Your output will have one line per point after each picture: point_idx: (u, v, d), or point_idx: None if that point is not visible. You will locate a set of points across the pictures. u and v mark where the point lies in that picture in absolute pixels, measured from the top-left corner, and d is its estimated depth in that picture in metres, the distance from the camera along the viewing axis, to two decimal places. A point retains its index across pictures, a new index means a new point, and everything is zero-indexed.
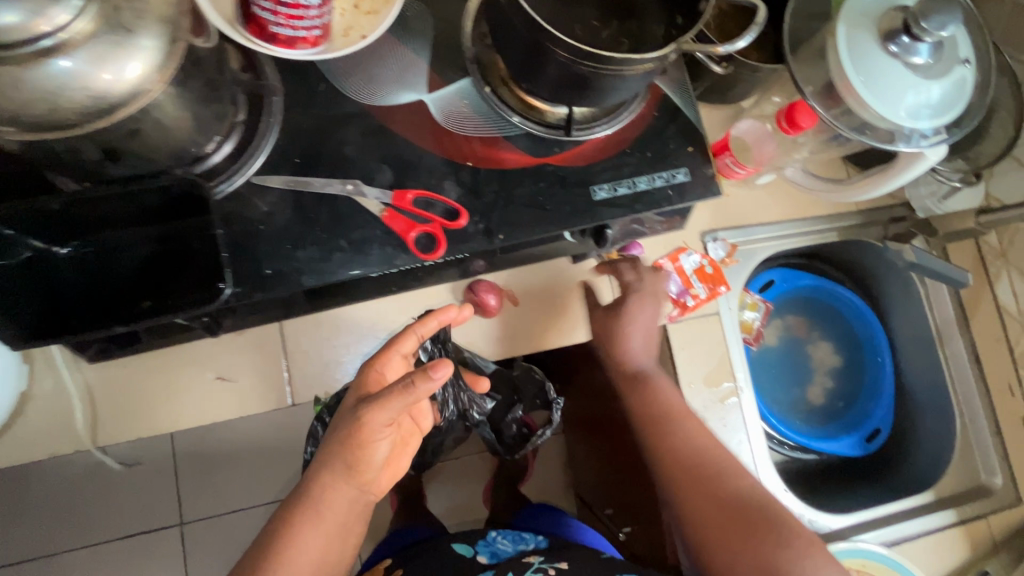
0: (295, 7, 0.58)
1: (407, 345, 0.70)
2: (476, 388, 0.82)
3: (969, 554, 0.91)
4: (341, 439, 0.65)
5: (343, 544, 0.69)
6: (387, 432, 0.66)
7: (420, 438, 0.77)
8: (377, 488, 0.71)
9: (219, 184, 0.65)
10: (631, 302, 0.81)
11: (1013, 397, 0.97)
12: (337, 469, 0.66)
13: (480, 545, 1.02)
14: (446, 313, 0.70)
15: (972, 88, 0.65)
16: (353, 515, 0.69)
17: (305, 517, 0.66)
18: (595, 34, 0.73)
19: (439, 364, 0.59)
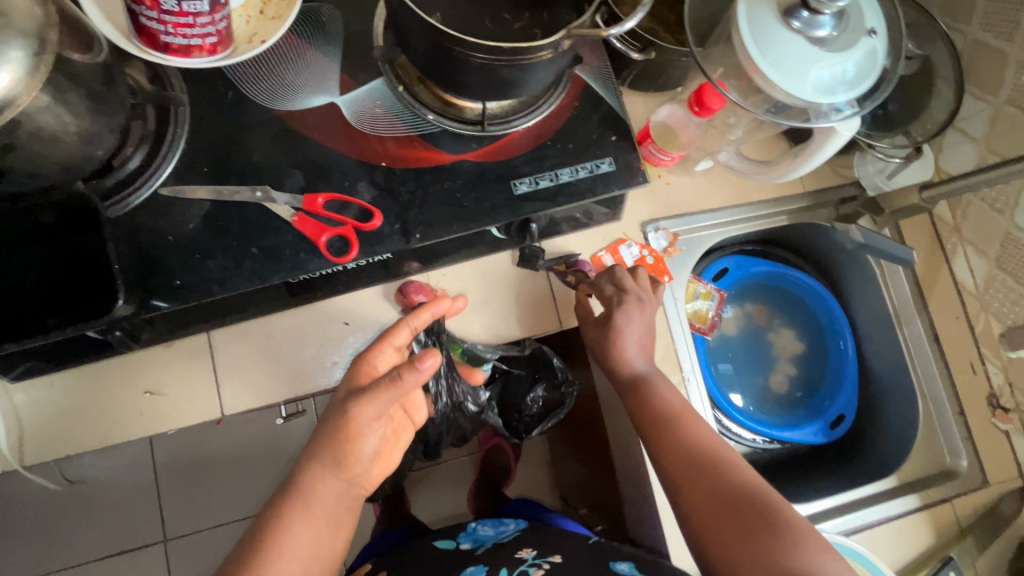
0: (181, 16, 0.57)
1: (399, 337, 0.69)
2: (472, 379, 0.90)
3: (934, 540, 0.88)
4: (329, 433, 0.61)
5: (331, 543, 0.63)
6: (377, 424, 0.62)
7: (412, 432, 0.73)
8: (367, 482, 0.67)
9: (127, 195, 0.64)
10: (618, 315, 0.78)
11: (975, 375, 0.95)
12: (326, 463, 0.62)
13: (461, 534, 0.97)
14: (438, 304, 0.69)
15: (884, 57, 0.63)
16: (342, 511, 0.64)
17: (292, 512, 0.61)
18: (508, 26, 0.72)
19: (426, 354, 0.60)
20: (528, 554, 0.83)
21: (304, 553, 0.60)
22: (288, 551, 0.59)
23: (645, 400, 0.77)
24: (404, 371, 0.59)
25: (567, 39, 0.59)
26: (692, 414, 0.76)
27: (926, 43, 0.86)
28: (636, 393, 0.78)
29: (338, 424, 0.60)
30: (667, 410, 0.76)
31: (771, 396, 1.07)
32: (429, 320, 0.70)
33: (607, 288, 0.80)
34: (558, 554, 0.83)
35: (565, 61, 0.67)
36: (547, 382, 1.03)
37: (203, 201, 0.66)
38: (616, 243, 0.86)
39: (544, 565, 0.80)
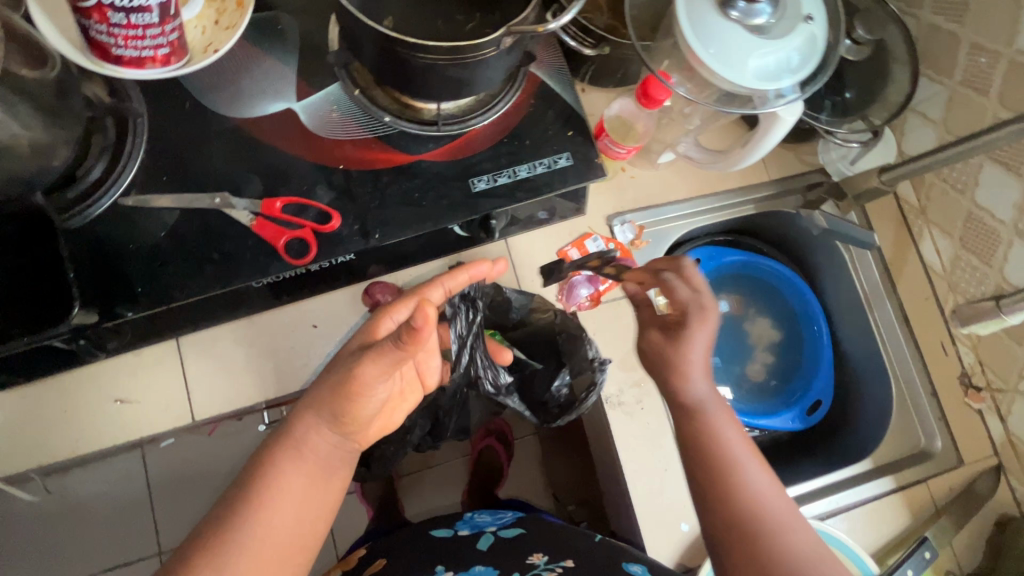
0: (130, 28, 0.58)
1: (435, 295, 0.67)
2: (498, 359, 0.79)
3: (909, 521, 0.88)
4: (332, 386, 0.56)
5: (325, 493, 0.57)
6: (385, 384, 0.58)
7: (420, 396, 0.69)
8: (363, 438, 0.61)
9: (88, 206, 0.65)
10: (692, 321, 0.58)
11: (946, 356, 0.95)
12: (322, 414, 0.57)
13: (458, 524, 0.90)
14: (477, 267, 0.68)
15: (823, 42, 0.66)
16: (336, 462, 0.59)
17: (284, 457, 0.55)
18: (459, 27, 0.73)
19: (417, 311, 0.50)
20: (539, 559, 0.76)
21: (299, 500, 0.55)
22: (281, 497, 0.54)
23: (699, 447, 0.57)
24: (410, 339, 0.52)
25: (508, 36, 0.59)
26: (747, 466, 0.56)
27: (879, 27, 0.86)
28: (689, 430, 0.58)
29: (342, 379, 0.56)
30: (724, 459, 0.56)
31: (746, 384, 1.08)
32: (465, 284, 0.69)
33: (681, 288, 0.60)
34: (571, 559, 0.76)
35: (517, 58, 0.67)
36: (574, 367, 0.84)
37: (166, 210, 0.67)
38: (582, 237, 0.86)
39: (556, 570, 0.73)
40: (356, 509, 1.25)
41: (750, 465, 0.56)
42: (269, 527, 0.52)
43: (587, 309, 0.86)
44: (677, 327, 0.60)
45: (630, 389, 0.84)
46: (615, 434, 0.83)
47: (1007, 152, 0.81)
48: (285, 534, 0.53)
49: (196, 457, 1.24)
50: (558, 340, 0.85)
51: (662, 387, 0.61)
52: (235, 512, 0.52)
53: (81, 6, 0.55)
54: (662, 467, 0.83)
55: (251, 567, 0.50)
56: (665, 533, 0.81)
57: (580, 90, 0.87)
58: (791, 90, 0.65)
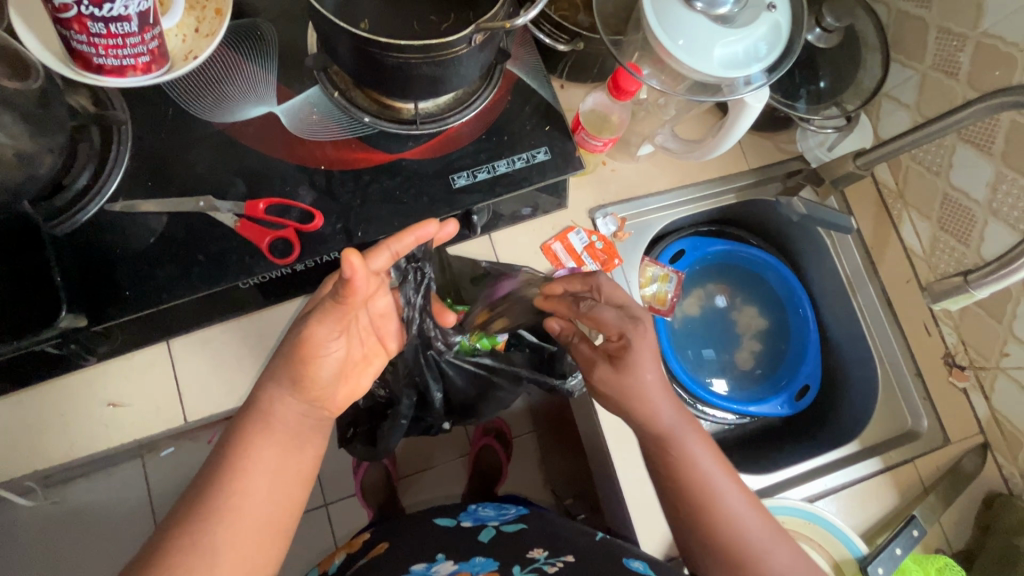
0: (110, 38, 0.59)
1: (379, 263, 0.58)
2: (441, 320, 0.75)
3: (898, 500, 0.89)
4: (285, 352, 0.58)
5: (300, 462, 0.59)
6: (338, 344, 0.59)
7: (385, 361, 0.68)
8: (332, 405, 0.62)
9: (74, 214, 0.67)
10: (632, 346, 0.63)
11: (929, 336, 0.96)
12: (282, 383, 0.58)
13: (462, 515, 0.91)
14: (425, 228, 0.58)
15: (787, 31, 0.68)
16: (307, 430, 0.60)
17: (254, 431, 0.57)
18: (434, 28, 0.74)
19: (343, 261, 0.50)
20: (539, 553, 0.76)
21: (273, 469, 0.57)
22: (255, 470, 0.56)
23: (677, 478, 0.64)
24: (345, 291, 0.53)
25: (478, 33, 0.60)
26: (721, 492, 0.63)
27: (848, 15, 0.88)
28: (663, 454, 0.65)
29: (293, 344, 0.57)
30: (703, 488, 0.63)
31: (734, 372, 1.09)
32: (414, 246, 0.59)
33: (610, 313, 0.65)
34: (570, 553, 0.75)
35: (490, 55, 0.68)
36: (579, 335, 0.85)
37: (153, 215, 0.69)
38: (565, 230, 0.87)
39: (557, 564, 0.72)
40: (355, 510, 1.26)
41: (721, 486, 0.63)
42: (246, 496, 0.55)
43: None
44: (621, 356, 0.64)
45: None
46: (603, 423, 0.84)
47: (976, 131, 0.83)
48: (261, 504, 0.55)
49: (194, 464, 1.24)
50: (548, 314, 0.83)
51: (632, 417, 0.65)
52: (211, 488, 0.54)
53: (61, 17, 0.56)
54: None
55: (232, 537, 0.53)
56: (655, 521, 0.82)
57: (559, 87, 0.89)
58: (759, 77, 0.68)
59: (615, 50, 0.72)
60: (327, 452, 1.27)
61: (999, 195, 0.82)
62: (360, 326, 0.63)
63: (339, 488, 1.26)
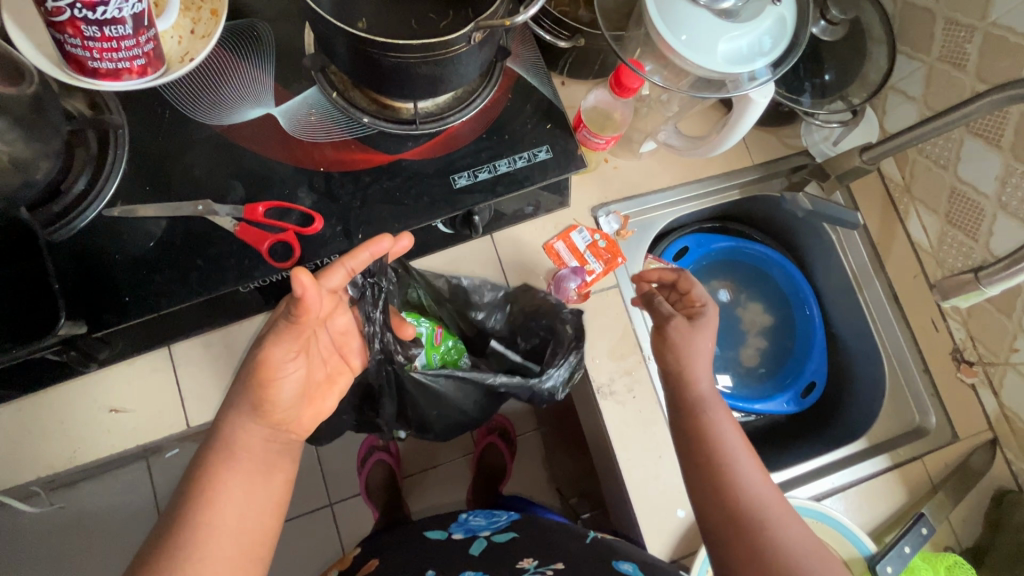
0: (105, 41, 0.59)
1: (334, 280, 0.59)
2: (401, 334, 0.74)
3: (905, 498, 0.88)
4: (242, 378, 0.57)
5: (268, 488, 0.58)
6: (295, 365, 0.58)
7: (350, 378, 0.68)
8: (298, 428, 0.61)
9: (72, 220, 0.66)
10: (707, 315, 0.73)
11: (937, 332, 0.95)
12: (242, 410, 0.57)
13: (453, 525, 0.91)
14: (379, 243, 0.59)
15: (791, 24, 0.67)
16: (273, 455, 0.59)
17: (218, 462, 0.56)
18: (432, 26, 0.73)
19: (292, 279, 0.50)
20: (529, 563, 0.75)
21: (239, 498, 0.55)
22: (222, 500, 0.54)
23: (696, 434, 0.67)
24: (298, 310, 0.53)
25: (478, 31, 0.59)
26: (737, 457, 0.64)
27: (853, 7, 0.86)
28: (693, 418, 0.68)
29: (249, 369, 0.56)
30: (720, 448, 0.65)
31: (739, 369, 1.08)
32: (369, 262, 0.60)
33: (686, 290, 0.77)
34: (561, 562, 0.75)
35: (490, 52, 0.67)
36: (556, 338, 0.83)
37: (152, 219, 0.68)
38: (568, 229, 0.86)
39: (547, 572, 0.72)
40: (360, 510, 1.25)
41: (742, 460, 0.64)
42: (214, 528, 0.53)
43: (576, 302, 0.85)
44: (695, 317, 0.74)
45: (621, 377, 0.85)
46: (608, 422, 0.83)
47: (984, 124, 0.81)
48: (232, 532, 0.54)
49: None
50: (536, 323, 0.86)
51: (674, 374, 0.72)
52: (181, 521, 0.53)
53: (54, 22, 0.55)
54: (657, 455, 0.83)
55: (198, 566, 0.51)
56: (660, 522, 0.82)
57: (560, 84, 0.88)
58: (763, 72, 0.66)
59: (617, 47, 0.71)
60: (331, 452, 1.27)
61: (1008, 189, 0.80)
62: (320, 345, 0.64)
63: (344, 488, 1.26)
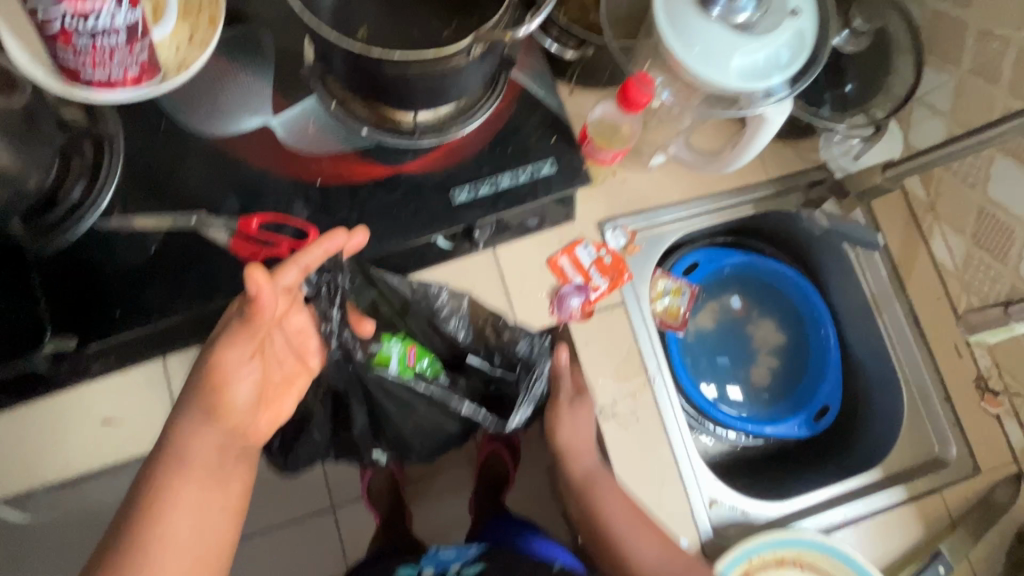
0: (97, 51, 0.57)
1: (288, 278, 0.58)
2: (357, 329, 0.70)
3: (924, 534, 0.84)
4: (194, 385, 0.58)
5: (223, 497, 0.58)
6: (250, 369, 0.60)
7: (307, 380, 0.67)
8: (256, 433, 0.62)
9: (65, 231, 0.65)
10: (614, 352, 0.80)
11: (961, 358, 0.90)
12: (195, 416, 0.57)
13: (424, 560, 0.87)
14: (331, 240, 0.59)
15: (813, 38, 0.63)
16: (230, 463, 0.59)
17: (166, 474, 0.55)
18: (435, 35, 0.71)
19: (247, 278, 0.51)
20: None
21: (194, 508, 0.55)
22: (174, 510, 0.54)
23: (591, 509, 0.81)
24: (252, 311, 0.55)
25: (478, 44, 0.57)
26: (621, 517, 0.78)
27: (879, 16, 0.82)
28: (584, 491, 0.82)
29: (201, 373, 0.57)
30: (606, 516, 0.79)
31: (750, 391, 1.05)
32: (324, 258, 0.60)
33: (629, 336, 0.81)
34: None
35: (493, 64, 0.65)
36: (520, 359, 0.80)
37: (147, 231, 0.67)
38: (572, 243, 0.83)
39: None
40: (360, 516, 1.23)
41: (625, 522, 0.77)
42: (169, 539, 0.53)
43: (579, 320, 0.82)
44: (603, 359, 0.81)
45: (624, 399, 0.82)
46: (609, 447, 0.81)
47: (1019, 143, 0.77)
48: (185, 542, 0.54)
49: None
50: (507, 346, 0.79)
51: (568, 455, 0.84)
52: (127, 538, 0.52)
53: (47, 35, 0.54)
54: (659, 476, 0.81)
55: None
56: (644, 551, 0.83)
57: (567, 92, 0.82)
58: (781, 89, 0.63)
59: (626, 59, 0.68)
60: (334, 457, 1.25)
61: None
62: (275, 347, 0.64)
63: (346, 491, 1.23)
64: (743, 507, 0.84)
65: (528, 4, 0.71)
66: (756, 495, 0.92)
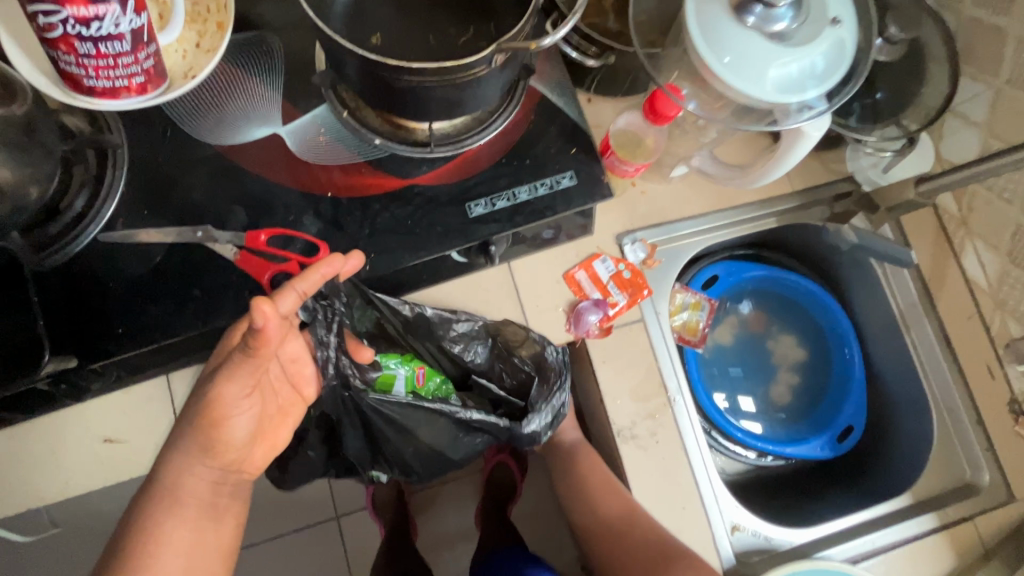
0: (100, 58, 0.54)
1: (286, 304, 0.54)
2: (356, 358, 0.70)
3: (956, 564, 0.81)
4: (190, 419, 0.56)
5: (216, 535, 0.58)
6: (247, 404, 0.57)
7: (302, 410, 0.67)
8: (250, 466, 0.63)
9: (66, 244, 0.63)
10: (630, 375, 0.79)
11: (994, 379, 0.85)
12: (189, 452, 0.56)
13: None
14: (331, 263, 0.55)
15: (853, 47, 0.60)
16: (223, 499, 0.59)
17: (158, 509, 0.55)
18: (451, 42, 0.68)
19: (253, 310, 0.46)
20: None
21: (185, 548, 0.56)
22: (166, 550, 0.54)
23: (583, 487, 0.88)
24: (256, 342, 0.50)
25: (499, 53, 0.54)
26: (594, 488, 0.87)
27: (913, 24, 0.79)
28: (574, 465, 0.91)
29: (198, 409, 0.55)
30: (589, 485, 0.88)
31: (772, 409, 1.01)
32: (322, 282, 0.56)
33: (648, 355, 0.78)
34: None
35: (513, 73, 0.62)
36: (540, 372, 0.79)
37: (152, 245, 0.65)
38: (590, 258, 0.80)
39: None
40: (365, 528, 1.20)
41: (599, 494, 0.86)
42: None
43: (596, 337, 0.79)
44: (617, 378, 0.79)
45: (643, 421, 0.78)
46: (628, 469, 0.78)
47: None
48: None
49: None
50: (520, 356, 0.80)
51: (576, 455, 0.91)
52: None
53: (46, 38, 0.51)
54: (680, 499, 0.77)
55: None
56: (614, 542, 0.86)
57: (585, 101, 0.81)
58: (818, 101, 0.60)
59: (653, 67, 0.65)
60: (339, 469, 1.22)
61: None
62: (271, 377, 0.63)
63: (351, 502, 1.20)
64: (766, 533, 0.81)
65: (547, 11, 0.68)
66: (777, 521, 0.89)
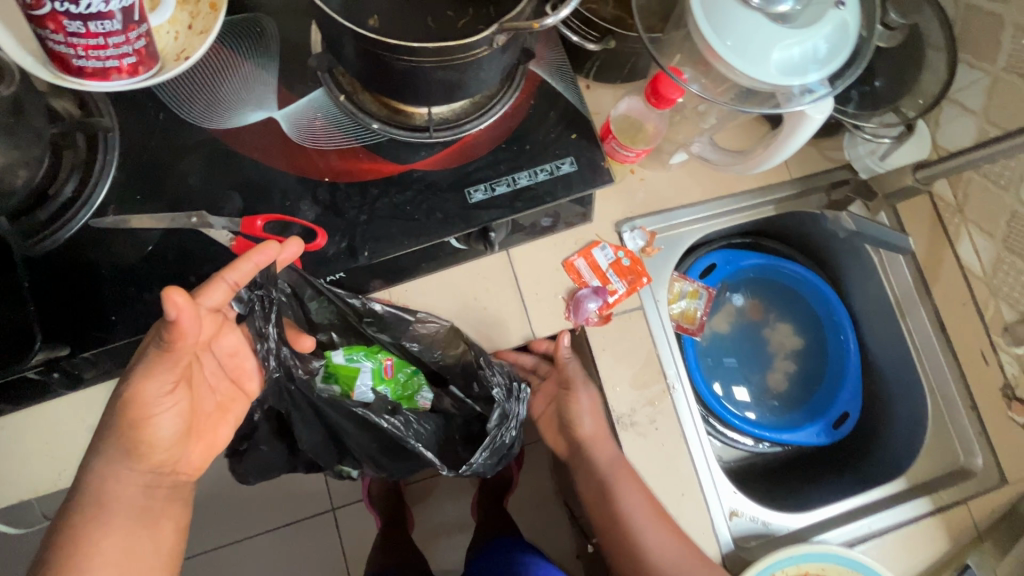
0: (90, 37, 0.53)
1: (214, 297, 0.56)
2: (296, 346, 0.72)
3: (950, 547, 0.82)
4: (111, 421, 0.54)
5: (155, 539, 0.56)
6: (172, 400, 0.56)
7: (244, 405, 0.67)
8: (188, 467, 0.61)
9: (56, 228, 0.62)
10: (629, 362, 0.79)
11: (988, 364, 0.85)
12: (112, 455, 0.54)
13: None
14: (263, 253, 0.56)
15: (856, 29, 0.60)
16: (157, 504, 0.57)
17: (86, 518, 0.53)
18: (450, 25, 0.67)
19: (166, 300, 0.48)
20: None
21: (119, 558, 0.53)
22: (97, 565, 0.52)
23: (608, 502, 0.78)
24: (170, 336, 0.51)
25: (501, 33, 0.53)
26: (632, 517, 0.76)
27: (912, 10, 0.79)
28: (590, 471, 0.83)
29: (117, 408, 0.54)
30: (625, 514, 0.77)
31: (768, 397, 1.01)
32: (255, 272, 0.58)
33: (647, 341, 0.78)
34: None
35: (513, 56, 0.61)
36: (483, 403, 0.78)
37: (144, 229, 0.63)
38: (589, 245, 0.79)
39: None
40: (361, 518, 1.20)
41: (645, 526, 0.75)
42: None
43: (596, 325, 0.79)
44: (616, 365, 0.79)
45: (643, 408, 0.78)
46: (627, 456, 0.78)
47: None
48: None
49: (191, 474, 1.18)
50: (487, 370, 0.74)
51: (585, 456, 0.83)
52: None
53: (33, 14, 0.50)
54: (681, 486, 0.78)
55: None
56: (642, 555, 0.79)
57: (584, 87, 0.80)
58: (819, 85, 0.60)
59: (656, 51, 0.64)
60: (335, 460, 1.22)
61: None
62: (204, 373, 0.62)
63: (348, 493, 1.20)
64: (764, 518, 0.82)
65: None
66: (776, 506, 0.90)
